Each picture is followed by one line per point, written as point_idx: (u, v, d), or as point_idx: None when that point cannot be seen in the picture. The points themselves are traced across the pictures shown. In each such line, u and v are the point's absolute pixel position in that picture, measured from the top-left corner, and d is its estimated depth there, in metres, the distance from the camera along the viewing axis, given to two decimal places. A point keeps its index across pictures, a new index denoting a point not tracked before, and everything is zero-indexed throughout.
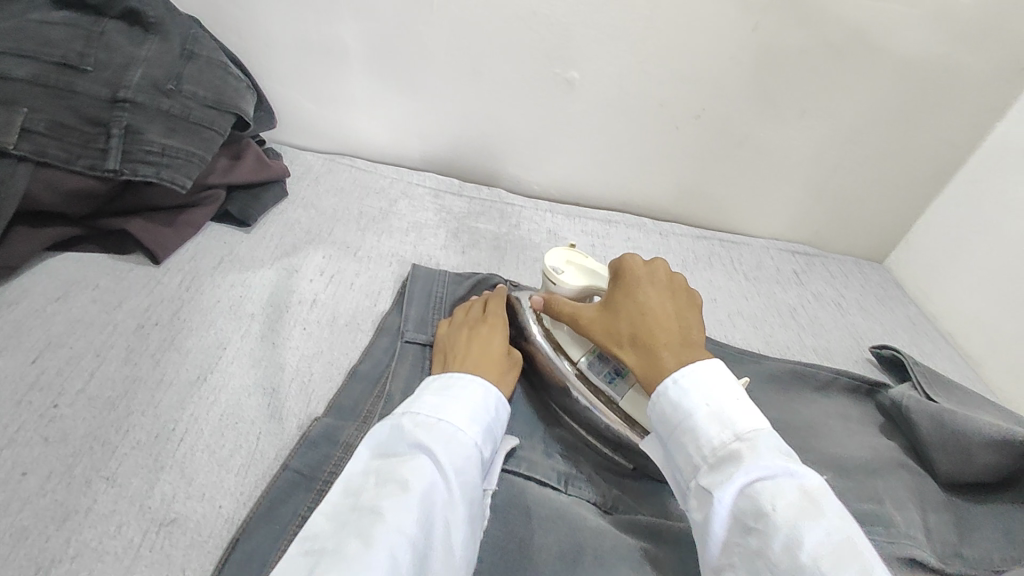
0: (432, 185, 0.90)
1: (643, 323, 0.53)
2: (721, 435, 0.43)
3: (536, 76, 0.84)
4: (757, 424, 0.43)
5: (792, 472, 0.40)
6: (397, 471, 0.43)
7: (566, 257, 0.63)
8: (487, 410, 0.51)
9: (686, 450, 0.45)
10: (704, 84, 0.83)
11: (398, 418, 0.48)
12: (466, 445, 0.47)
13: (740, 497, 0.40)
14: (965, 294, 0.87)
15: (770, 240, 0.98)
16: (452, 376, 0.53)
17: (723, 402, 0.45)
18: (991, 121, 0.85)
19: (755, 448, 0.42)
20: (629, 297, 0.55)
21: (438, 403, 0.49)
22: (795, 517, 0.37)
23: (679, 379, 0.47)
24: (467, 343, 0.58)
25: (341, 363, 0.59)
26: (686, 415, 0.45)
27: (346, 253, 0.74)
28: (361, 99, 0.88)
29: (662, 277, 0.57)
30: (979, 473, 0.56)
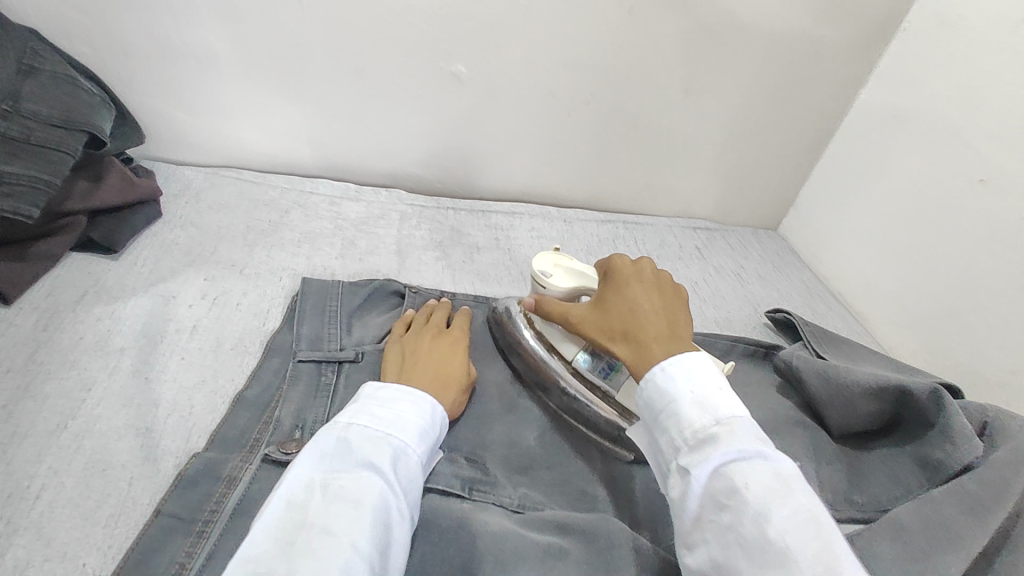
0: (326, 191, 0.87)
1: (633, 318, 0.52)
2: (703, 419, 0.44)
3: (422, 71, 0.82)
4: (736, 410, 0.44)
5: (767, 459, 0.41)
6: (349, 490, 0.42)
7: (553, 261, 0.66)
8: (432, 421, 0.51)
9: (668, 433, 0.45)
10: (589, 69, 0.84)
11: (344, 432, 0.46)
12: (413, 461, 0.47)
13: (718, 478, 0.41)
14: (848, 254, 0.92)
15: (672, 218, 1.01)
16: (411, 392, 0.51)
17: (707, 389, 0.45)
18: (854, 90, 0.91)
19: (733, 432, 0.43)
20: (618, 295, 0.55)
21: (385, 415, 0.48)
22: (766, 495, 0.39)
23: (667, 366, 0.47)
24: (431, 352, 0.59)
25: (226, 391, 0.56)
26: (670, 399, 0.46)
27: (230, 271, 0.69)
28: (239, 106, 0.83)
29: (651, 274, 0.56)
30: (864, 422, 0.63)
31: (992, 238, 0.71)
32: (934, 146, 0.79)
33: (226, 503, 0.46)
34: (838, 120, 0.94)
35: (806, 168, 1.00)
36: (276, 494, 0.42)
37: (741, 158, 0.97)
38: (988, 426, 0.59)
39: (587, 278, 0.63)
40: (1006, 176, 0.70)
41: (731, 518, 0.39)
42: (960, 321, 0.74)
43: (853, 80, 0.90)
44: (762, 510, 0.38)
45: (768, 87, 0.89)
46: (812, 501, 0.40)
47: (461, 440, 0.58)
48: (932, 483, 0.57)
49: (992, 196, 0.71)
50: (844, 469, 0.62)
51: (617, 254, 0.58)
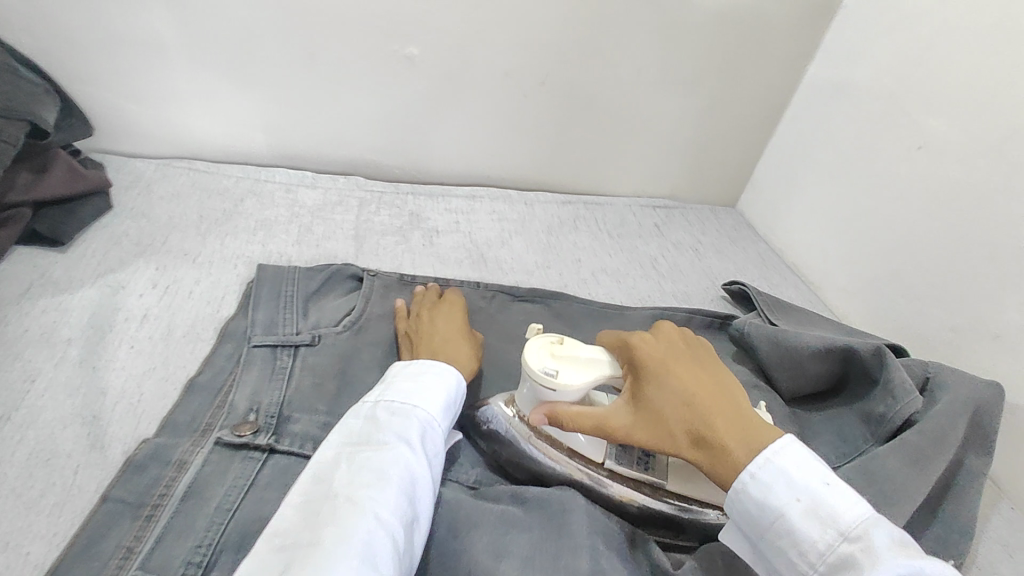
0: (282, 179, 0.86)
1: (694, 412, 0.46)
2: (827, 538, 0.39)
3: (373, 54, 0.81)
4: (854, 507, 0.40)
5: (919, 573, 0.37)
6: (374, 461, 0.43)
7: (550, 351, 0.52)
8: (455, 393, 0.51)
9: (788, 555, 0.41)
10: (542, 50, 0.84)
11: (372, 410, 0.48)
12: (438, 434, 0.47)
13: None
14: (801, 226, 0.94)
15: (632, 198, 1.02)
16: (434, 364, 0.52)
17: (812, 491, 0.41)
18: (803, 64, 0.93)
19: (867, 545, 0.38)
20: (661, 387, 0.48)
21: (410, 390, 0.49)
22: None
23: (758, 473, 0.42)
24: (430, 326, 0.60)
25: (177, 377, 0.55)
26: (777, 514, 0.41)
27: (182, 260, 0.68)
28: (189, 95, 0.82)
29: (674, 350, 0.52)
30: (813, 382, 0.65)
31: (929, 203, 0.73)
32: (876, 116, 0.81)
33: (176, 486, 0.46)
34: (789, 95, 0.96)
35: (760, 143, 1.02)
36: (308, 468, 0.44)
37: (696, 136, 0.98)
38: (928, 381, 0.61)
39: (597, 361, 0.52)
40: (941, 141, 0.72)
41: None
42: (903, 285, 0.76)
43: (801, 55, 0.92)
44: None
45: (719, 64, 0.91)
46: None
47: None
48: (876, 439, 0.59)
49: (928, 161, 0.73)
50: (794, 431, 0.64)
51: (634, 337, 0.52)
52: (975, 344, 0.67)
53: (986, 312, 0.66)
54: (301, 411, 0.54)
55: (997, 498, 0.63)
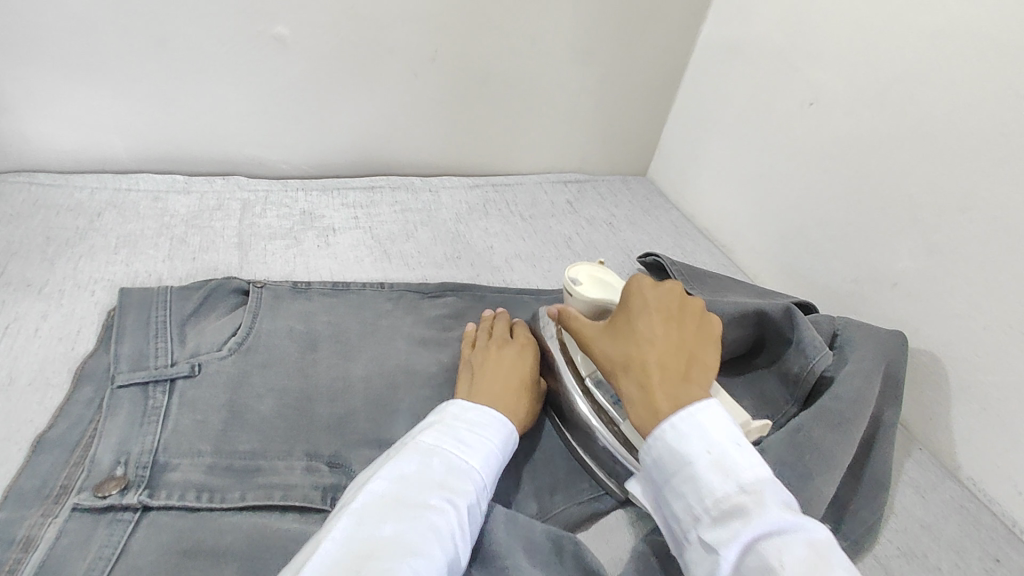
0: (148, 186, 0.76)
1: (641, 355, 0.46)
2: (726, 486, 0.38)
3: (236, 38, 0.72)
4: (760, 470, 0.38)
5: (803, 529, 0.35)
6: (429, 520, 0.40)
7: (590, 272, 0.63)
8: (504, 457, 0.48)
9: (684, 500, 0.39)
10: (426, 22, 0.78)
11: (428, 458, 0.44)
12: (484, 504, 0.44)
13: (749, 554, 0.34)
14: (709, 190, 0.95)
15: (542, 175, 0.99)
16: (497, 419, 0.49)
17: (727, 447, 0.39)
18: (698, 26, 0.92)
19: (763, 498, 0.36)
20: (631, 324, 0.49)
21: (468, 445, 0.46)
22: (810, 575, 0.32)
23: (675, 417, 0.41)
24: (498, 362, 0.56)
25: (24, 435, 0.47)
26: (685, 462, 0.40)
27: (25, 293, 0.58)
28: (17, 98, 0.70)
29: (672, 305, 0.50)
30: (731, 349, 0.64)
31: (824, 159, 0.74)
32: (770, 74, 0.81)
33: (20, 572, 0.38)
34: (687, 57, 0.96)
35: (663, 110, 1.01)
36: (345, 511, 0.39)
37: (598, 107, 0.96)
38: (837, 337, 0.62)
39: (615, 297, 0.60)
40: (830, 96, 0.73)
41: None
42: (808, 242, 0.77)
43: (695, 16, 0.91)
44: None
45: (612, 31, 0.88)
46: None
47: (321, 440, 0.52)
48: (796, 399, 0.60)
49: (819, 116, 0.74)
50: None
51: (637, 278, 0.52)
52: (877, 294, 0.69)
53: (883, 262, 0.68)
54: (181, 456, 0.47)
55: (907, 441, 0.65)
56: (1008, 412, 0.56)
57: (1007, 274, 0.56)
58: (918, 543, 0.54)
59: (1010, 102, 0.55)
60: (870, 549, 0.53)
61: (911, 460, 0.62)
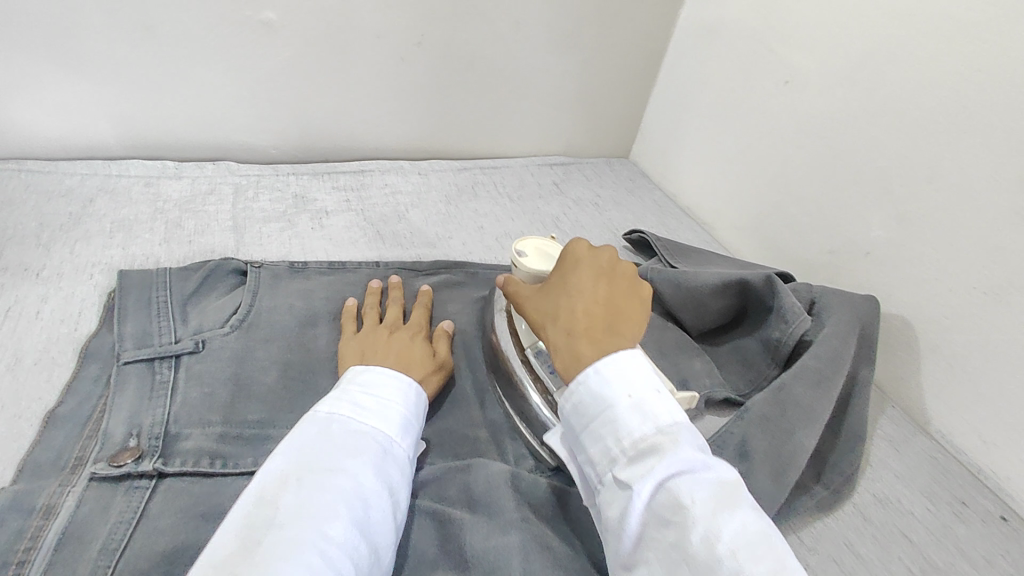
0: (138, 172, 0.76)
1: (567, 308, 0.49)
2: (644, 427, 0.40)
3: (224, 24, 0.73)
4: (675, 415, 0.41)
5: (709, 469, 0.38)
6: (327, 483, 0.39)
7: (536, 246, 0.63)
8: (413, 408, 0.48)
9: (601, 440, 0.41)
10: (413, 7, 0.79)
11: (325, 424, 0.44)
12: (400, 459, 0.44)
13: (660, 492, 0.37)
14: (690, 170, 0.98)
15: (529, 158, 1.01)
16: (396, 377, 0.49)
17: (645, 390, 0.42)
18: (676, 10, 0.95)
19: (677, 439, 0.39)
20: (567, 285, 0.51)
21: (367, 404, 0.46)
22: (717, 508, 0.35)
23: (598, 363, 0.43)
24: (388, 343, 0.55)
25: (34, 411, 0.48)
26: (605, 404, 0.42)
27: (23, 277, 0.59)
28: (3, 85, 0.69)
29: (603, 265, 0.52)
30: (715, 317, 0.68)
31: (800, 135, 0.77)
32: (746, 56, 0.84)
33: (45, 536, 0.40)
34: (667, 40, 0.98)
35: (644, 92, 1.03)
36: (241, 498, 0.39)
37: (581, 90, 0.99)
38: (815, 304, 0.65)
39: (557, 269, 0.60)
40: (804, 74, 0.76)
41: (677, 535, 0.35)
42: (785, 216, 0.81)
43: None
44: (709, 527, 0.35)
45: (596, 12, 0.90)
46: (758, 518, 0.36)
47: None
48: (776, 363, 0.63)
49: (796, 94, 0.77)
50: (702, 367, 0.65)
51: (576, 244, 0.54)
52: (852, 263, 0.72)
53: (858, 232, 0.71)
54: (192, 426, 0.48)
55: (881, 400, 0.69)
56: (973, 367, 0.60)
57: (973, 239, 0.60)
58: (892, 491, 0.58)
59: (976, 75, 0.58)
60: (848, 497, 0.57)
61: (885, 417, 0.66)
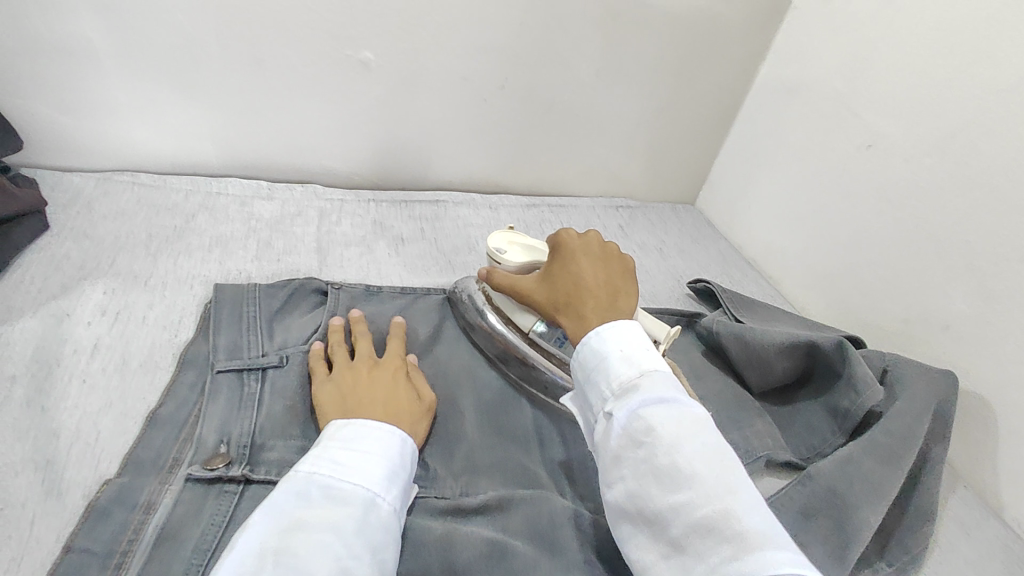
0: (236, 191, 0.82)
1: (576, 290, 0.53)
2: (628, 371, 0.44)
3: (327, 62, 0.79)
4: (657, 363, 0.45)
5: (681, 404, 0.43)
6: (302, 553, 0.38)
7: (507, 238, 0.67)
8: (398, 463, 0.47)
9: (596, 386, 0.45)
10: (500, 53, 0.84)
11: (303, 485, 0.43)
12: (383, 518, 0.43)
13: (637, 421, 0.42)
14: (759, 222, 0.97)
15: (595, 199, 1.04)
16: (379, 430, 0.48)
17: (634, 345, 0.46)
18: (755, 66, 0.97)
19: (653, 380, 0.44)
20: (563, 267, 0.55)
21: (346, 460, 0.45)
22: (679, 432, 0.41)
23: (599, 329, 0.47)
24: (371, 389, 0.53)
25: (137, 410, 0.53)
26: (599, 356, 0.46)
27: (133, 283, 0.65)
28: (130, 105, 0.77)
29: (597, 247, 0.56)
30: (780, 377, 0.67)
31: (878, 199, 0.77)
32: (825, 116, 0.84)
33: (146, 529, 0.44)
34: (743, 94, 0.99)
35: (716, 142, 1.05)
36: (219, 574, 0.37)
37: (653, 137, 1.01)
38: (887, 374, 0.64)
39: (540, 254, 0.64)
40: (888, 140, 0.75)
41: (648, 454, 0.40)
42: (857, 278, 0.80)
43: (754, 55, 0.95)
44: (675, 448, 0.40)
45: (675, 64, 0.93)
46: (717, 439, 0.41)
47: None
48: (842, 432, 0.62)
49: (877, 158, 0.77)
50: (764, 427, 0.64)
51: (565, 228, 0.58)
52: (926, 333, 0.71)
53: (934, 302, 0.70)
54: (276, 438, 0.52)
55: (952, 478, 0.66)
56: None
57: None
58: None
59: None
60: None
61: (955, 497, 0.64)
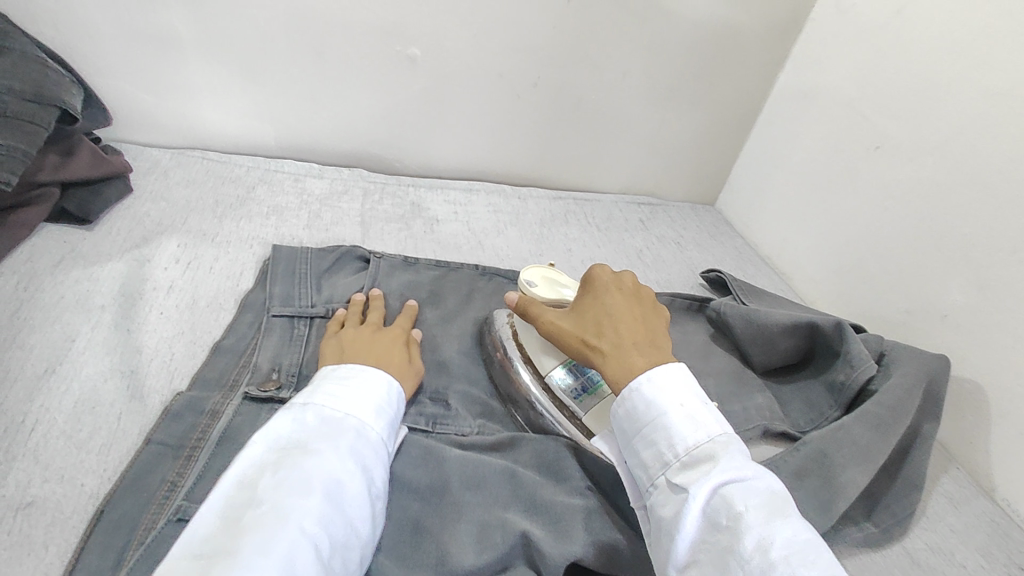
0: (292, 170, 0.91)
1: (610, 323, 0.55)
2: (696, 438, 0.46)
3: (377, 55, 0.87)
4: (723, 429, 0.47)
5: (755, 477, 0.43)
6: (300, 469, 0.42)
7: (542, 273, 0.67)
8: (390, 398, 0.50)
9: (657, 448, 0.47)
10: (534, 52, 0.91)
11: (300, 412, 0.46)
12: (374, 442, 0.47)
13: (714, 496, 0.42)
14: (775, 222, 1.02)
15: (619, 195, 1.10)
16: (369, 370, 0.51)
17: (697, 408, 0.48)
18: (776, 73, 1.02)
19: (726, 450, 0.45)
20: (596, 302, 0.58)
21: (341, 392, 0.48)
22: (761, 510, 0.41)
23: (651, 378, 0.49)
24: (371, 343, 0.58)
25: (204, 341, 0.61)
26: (659, 414, 0.48)
27: (202, 240, 0.73)
28: (204, 88, 0.86)
29: (628, 287, 0.60)
30: (781, 356, 0.72)
31: (886, 198, 0.81)
32: (837, 120, 0.89)
33: (211, 432, 0.51)
34: (763, 101, 1.05)
35: (736, 146, 1.10)
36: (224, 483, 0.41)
37: (676, 139, 1.07)
38: (883, 356, 0.68)
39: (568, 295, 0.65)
40: (896, 142, 0.80)
41: (728, 534, 0.40)
42: (864, 273, 0.84)
43: (774, 63, 1.01)
44: (759, 527, 0.39)
45: (697, 70, 0.99)
46: (801, 520, 0.41)
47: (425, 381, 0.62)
48: (838, 406, 0.66)
49: (884, 159, 0.81)
50: (765, 404, 0.68)
51: (597, 267, 0.61)
52: (926, 323, 0.74)
53: (934, 293, 0.74)
54: None
55: (946, 459, 0.70)
56: None
57: None
58: (943, 542, 0.60)
59: None
60: (898, 538, 0.59)
61: (946, 475, 0.67)
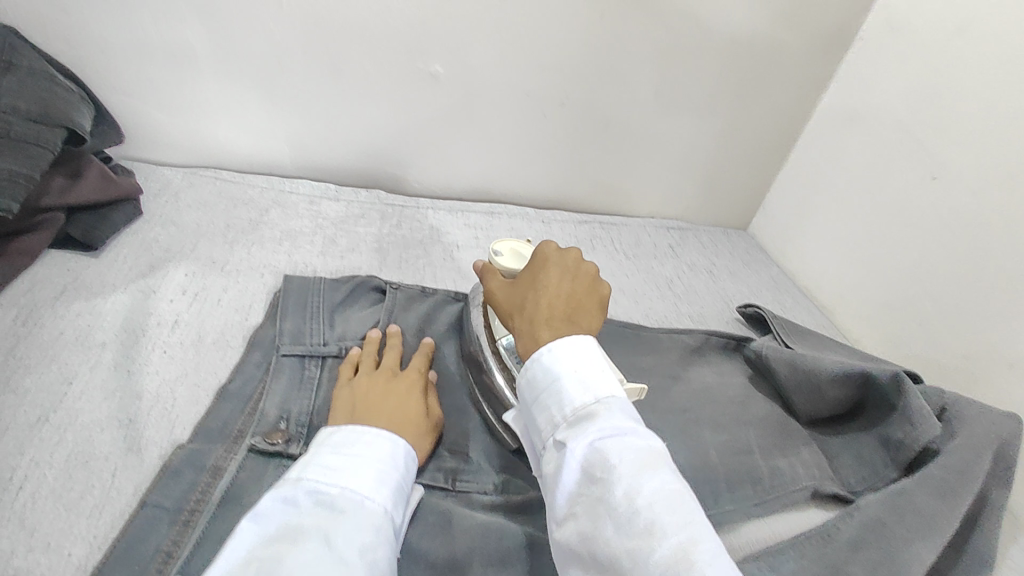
0: (307, 191, 0.87)
1: (533, 299, 0.53)
2: (584, 399, 0.45)
3: (399, 72, 0.83)
4: (613, 390, 0.46)
5: (638, 435, 0.43)
6: (288, 561, 0.37)
7: (514, 247, 0.63)
8: (395, 468, 0.46)
9: (548, 411, 0.46)
10: (563, 70, 0.87)
11: (293, 491, 0.42)
12: (377, 522, 0.42)
13: (591, 453, 0.42)
14: (814, 251, 0.96)
15: (647, 219, 1.05)
16: (376, 435, 0.47)
17: (591, 370, 0.46)
18: (817, 93, 0.96)
19: (609, 409, 0.44)
20: (532, 277, 0.55)
21: (337, 464, 0.44)
22: (634, 467, 0.40)
23: (551, 348, 0.47)
24: (386, 396, 0.53)
25: (209, 383, 0.57)
26: (553, 379, 0.46)
27: (211, 268, 0.69)
28: (218, 106, 0.83)
29: (571, 263, 0.56)
30: (831, 406, 0.65)
31: (942, 232, 0.75)
32: (887, 145, 0.83)
33: (211, 492, 0.47)
34: (802, 121, 0.99)
35: (772, 168, 1.04)
36: None
37: (709, 160, 1.01)
38: (945, 411, 0.62)
39: None
40: (955, 172, 0.74)
41: (599, 488, 0.40)
42: (915, 312, 0.78)
43: (815, 82, 0.95)
44: (630, 482, 0.39)
45: (734, 88, 0.94)
46: (675, 475, 0.41)
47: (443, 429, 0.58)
48: (896, 464, 0.59)
49: (940, 190, 0.75)
50: (811, 457, 0.63)
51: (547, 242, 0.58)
52: (988, 372, 0.68)
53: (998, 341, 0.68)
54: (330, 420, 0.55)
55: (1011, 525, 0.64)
56: None
57: None
58: None
59: None
60: None
61: (1013, 544, 0.61)
